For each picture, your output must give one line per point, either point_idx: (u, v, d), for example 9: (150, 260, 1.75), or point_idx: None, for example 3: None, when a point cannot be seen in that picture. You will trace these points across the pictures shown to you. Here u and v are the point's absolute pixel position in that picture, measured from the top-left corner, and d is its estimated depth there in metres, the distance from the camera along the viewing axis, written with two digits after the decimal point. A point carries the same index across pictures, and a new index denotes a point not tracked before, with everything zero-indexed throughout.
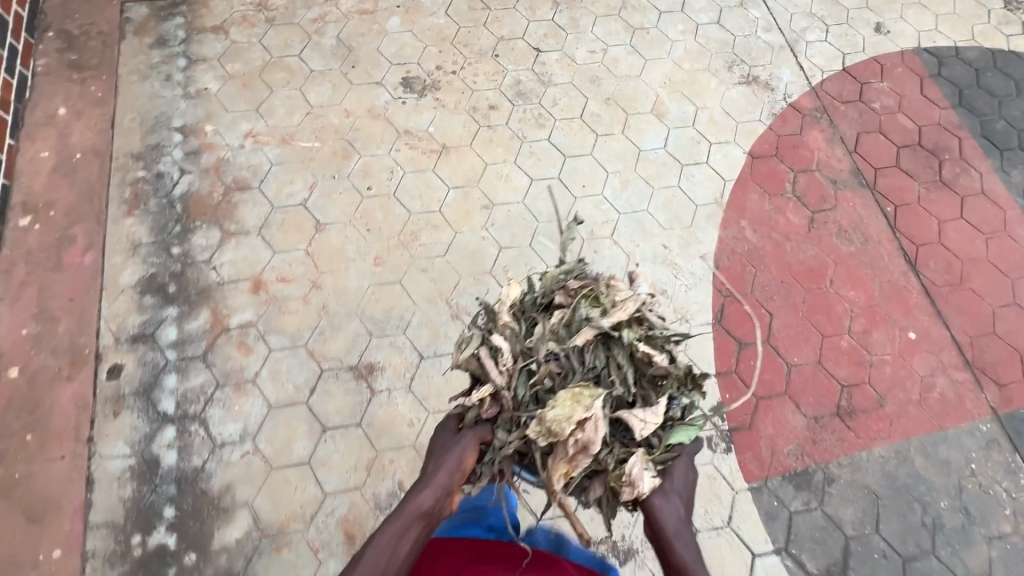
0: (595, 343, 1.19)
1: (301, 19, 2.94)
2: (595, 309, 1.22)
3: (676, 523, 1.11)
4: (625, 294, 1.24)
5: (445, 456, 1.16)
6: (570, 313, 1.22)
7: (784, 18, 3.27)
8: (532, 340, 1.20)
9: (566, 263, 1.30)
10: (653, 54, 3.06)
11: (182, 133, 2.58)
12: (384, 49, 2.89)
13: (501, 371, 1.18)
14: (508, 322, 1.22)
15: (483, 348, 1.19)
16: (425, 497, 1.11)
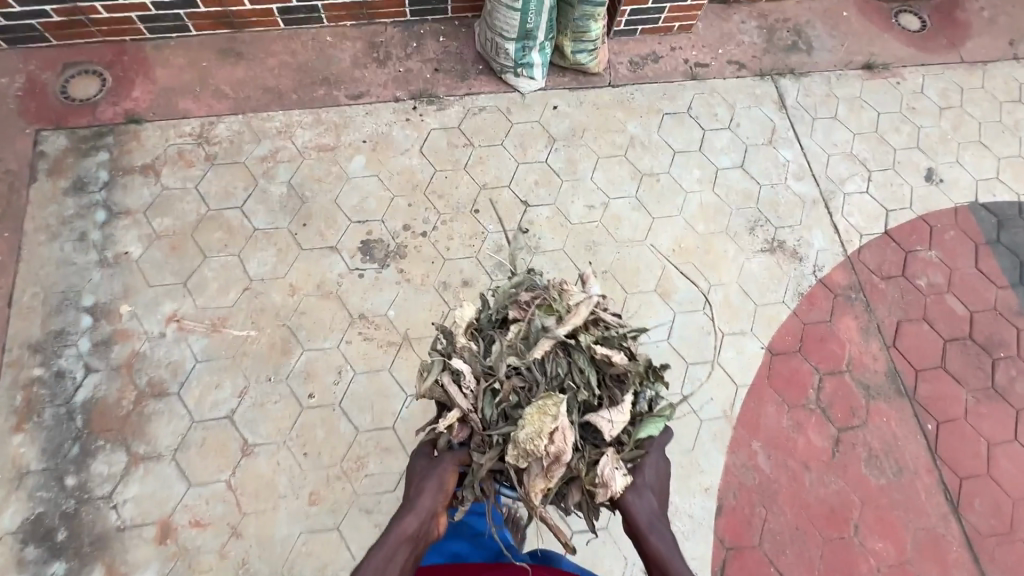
0: (552, 352, 1.49)
1: (249, 156, 2.49)
2: (550, 318, 1.52)
3: (651, 517, 1.42)
4: (577, 300, 1.54)
5: (426, 481, 1.43)
6: (528, 327, 1.52)
7: (818, 162, 2.80)
8: (492, 360, 1.49)
9: (516, 278, 1.60)
10: (663, 209, 2.60)
11: (92, 315, 2.17)
12: (343, 200, 2.45)
13: (468, 395, 1.47)
14: (467, 345, 1.52)
15: (448, 375, 1.47)
16: (411, 520, 1.36)
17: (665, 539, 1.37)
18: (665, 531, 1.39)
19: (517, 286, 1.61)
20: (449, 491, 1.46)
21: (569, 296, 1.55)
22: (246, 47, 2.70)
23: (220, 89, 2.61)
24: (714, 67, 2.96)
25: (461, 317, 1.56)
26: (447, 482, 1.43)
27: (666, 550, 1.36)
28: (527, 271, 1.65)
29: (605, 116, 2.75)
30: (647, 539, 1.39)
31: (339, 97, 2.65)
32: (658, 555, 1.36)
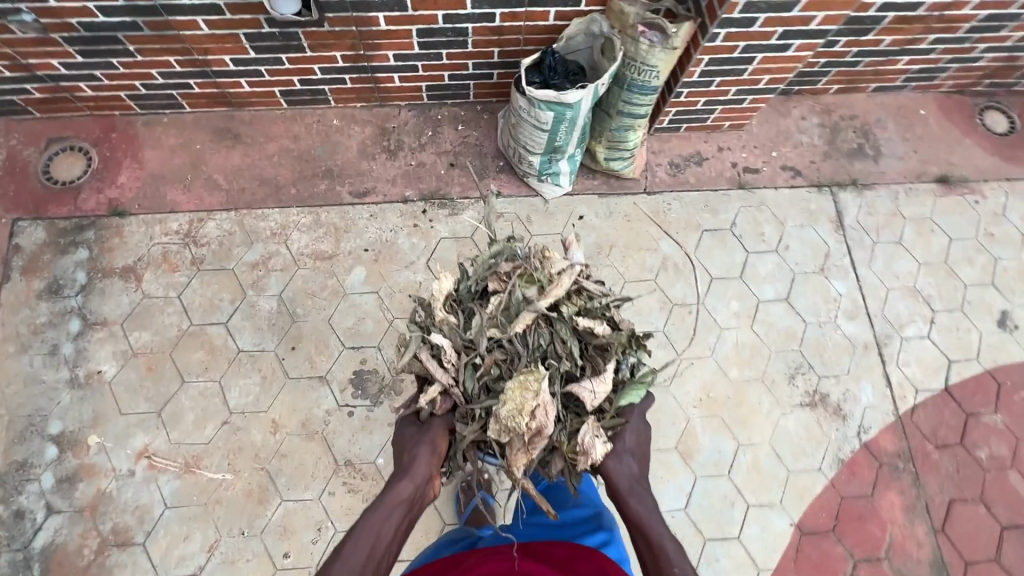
0: (535, 325, 1.64)
1: (239, 261, 2.26)
2: (530, 289, 1.66)
3: (631, 481, 1.54)
4: (558, 270, 1.69)
5: (418, 449, 1.54)
6: (510, 298, 1.65)
7: (875, 297, 2.47)
8: (472, 333, 1.62)
9: (494, 248, 1.73)
10: (692, 348, 2.32)
11: (57, 444, 2.00)
12: (338, 321, 2.22)
13: (450, 366, 1.60)
14: (447, 320, 1.63)
15: (429, 350, 1.59)
16: (408, 484, 1.48)
17: (643, 500, 1.50)
18: (642, 494, 1.53)
19: (495, 256, 1.74)
20: (441, 453, 1.60)
21: (550, 268, 1.70)
22: (244, 128, 2.44)
23: (213, 178, 2.37)
24: (765, 173, 2.61)
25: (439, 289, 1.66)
26: (438, 447, 1.57)
27: (644, 513, 1.47)
28: (506, 241, 1.78)
29: (636, 229, 2.45)
30: (627, 497, 1.50)
31: (342, 193, 2.39)
32: (639, 506, 1.49)
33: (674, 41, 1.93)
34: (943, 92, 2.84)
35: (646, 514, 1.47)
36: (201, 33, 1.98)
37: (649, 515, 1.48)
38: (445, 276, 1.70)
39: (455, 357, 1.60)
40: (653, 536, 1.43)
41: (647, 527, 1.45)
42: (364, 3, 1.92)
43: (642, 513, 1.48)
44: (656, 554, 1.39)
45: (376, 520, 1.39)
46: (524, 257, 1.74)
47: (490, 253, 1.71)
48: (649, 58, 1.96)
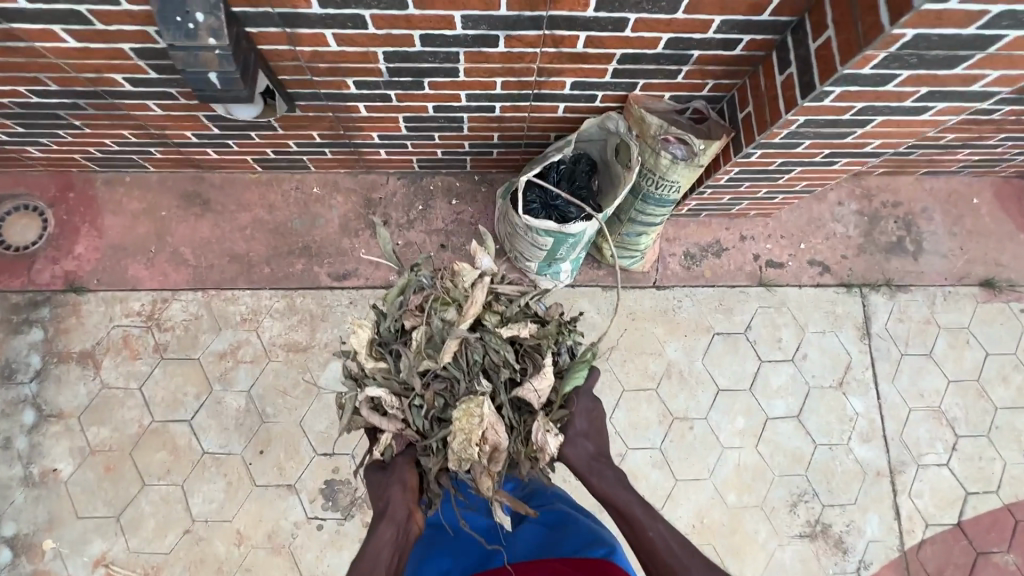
0: (462, 346, 1.53)
1: (205, 351, 2.09)
2: (448, 312, 1.56)
3: (590, 460, 1.52)
4: (470, 282, 1.58)
5: (392, 489, 1.44)
6: (430, 327, 1.56)
7: (894, 418, 2.27)
8: (405, 374, 1.54)
9: (400, 282, 1.59)
10: (689, 468, 2.16)
11: (12, 547, 1.91)
12: (310, 423, 2.06)
13: (395, 414, 1.53)
14: (379, 367, 1.54)
15: (372, 404, 1.52)
16: (385, 528, 1.34)
17: (607, 476, 1.47)
18: (607, 469, 1.49)
19: (403, 289, 1.61)
20: (415, 488, 1.49)
21: (462, 283, 1.58)
22: (215, 194, 2.20)
23: (179, 252, 2.15)
24: (790, 269, 2.36)
25: (357, 342, 1.54)
26: (409, 479, 1.48)
27: (607, 487, 1.45)
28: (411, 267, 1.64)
29: (640, 329, 2.24)
30: (592, 474, 1.48)
31: (320, 275, 2.18)
32: (606, 481, 1.46)
33: (700, 158, 1.65)
34: (1002, 177, 2.51)
35: (614, 486, 1.45)
36: (155, 113, 1.71)
37: (615, 486, 1.45)
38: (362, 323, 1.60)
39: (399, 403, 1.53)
40: (623, 504, 1.41)
41: (615, 498, 1.43)
42: (341, 95, 1.63)
43: (611, 483, 1.46)
44: (629, 523, 1.36)
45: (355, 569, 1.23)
46: (434, 278, 1.62)
47: (397, 288, 1.57)
48: (670, 174, 1.68)
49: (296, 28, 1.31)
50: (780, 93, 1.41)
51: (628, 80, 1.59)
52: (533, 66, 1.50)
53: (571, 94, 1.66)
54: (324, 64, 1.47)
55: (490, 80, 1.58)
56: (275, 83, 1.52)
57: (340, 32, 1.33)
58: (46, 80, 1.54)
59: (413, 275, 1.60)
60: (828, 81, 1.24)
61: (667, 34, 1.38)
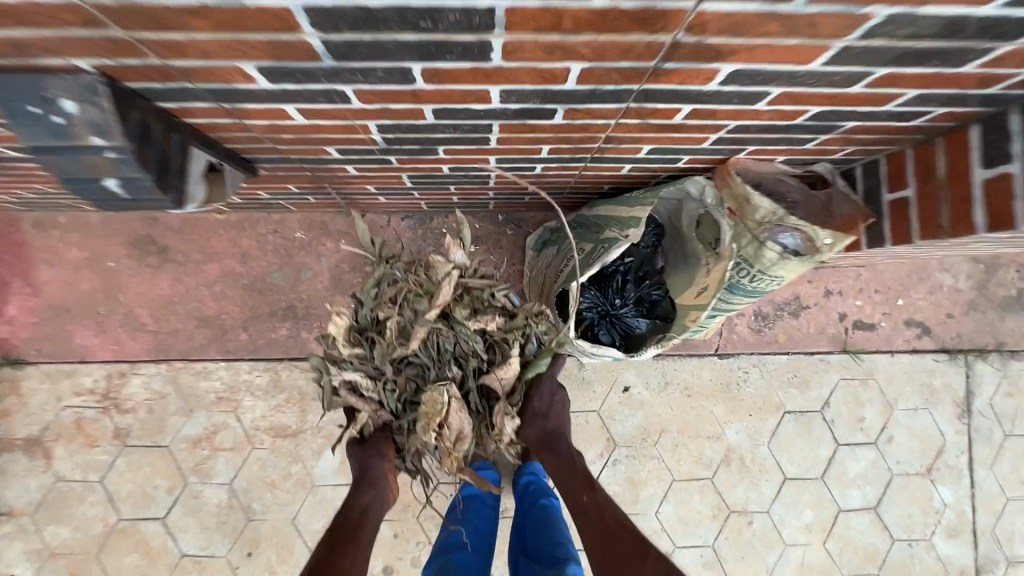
0: (433, 334, 1.25)
1: (176, 435, 1.74)
2: (418, 302, 1.23)
3: (546, 436, 1.39)
4: (442, 273, 1.22)
5: (374, 458, 1.33)
6: (399, 316, 1.24)
7: (987, 510, 1.94)
8: (378, 361, 1.27)
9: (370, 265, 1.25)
10: (745, 569, 1.86)
11: None
12: (305, 521, 1.76)
13: (368, 399, 1.30)
14: (350, 355, 1.27)
15: (344, 391, 1.27)
16: (366, 495, 1.27)
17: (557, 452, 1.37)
18: (558, 445, 1.38)
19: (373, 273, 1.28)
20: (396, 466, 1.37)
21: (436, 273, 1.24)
22: (173, 239, 1.76)
23: (135, 314, 1.75)
24: (882, 331, 1.93)
25: (337, 330, 1.23)
26: (384, 449, 1.34)
27: (558, 463, 1.35)
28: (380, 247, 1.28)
29: (696, 407, 1.86)
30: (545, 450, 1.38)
31: (309, 343, 1.78)
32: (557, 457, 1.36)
33: (823, 255, 1.18)
34: None
35: (562, 466, 1.35)
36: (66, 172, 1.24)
37: (564, 463, 1.35)
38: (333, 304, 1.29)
39: (367, 388, 1.28)
40: (570, 480, 1.32)
41: (564, 476, 1.33)
42: (320, 157, 1.15)
43: (560, 461, 1.36)
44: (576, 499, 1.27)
45: (347, 544, 1.14)
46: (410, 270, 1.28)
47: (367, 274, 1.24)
48: (775, 270, 1.22)
49: (236, 101, 0.84)
50: (977, 192, 0.99)
51: (733, 145, 1.10)
52: (600, 135, 1.01)
53: (645, 157, 1.16)
54: (288, 132, 0.98)
55: (535, 146, 1.08)
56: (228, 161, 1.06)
57: (308, 104, 0.85)
58: None
59: (387, 263, 1.26)
60: None
61: (818, 110, 0.90)
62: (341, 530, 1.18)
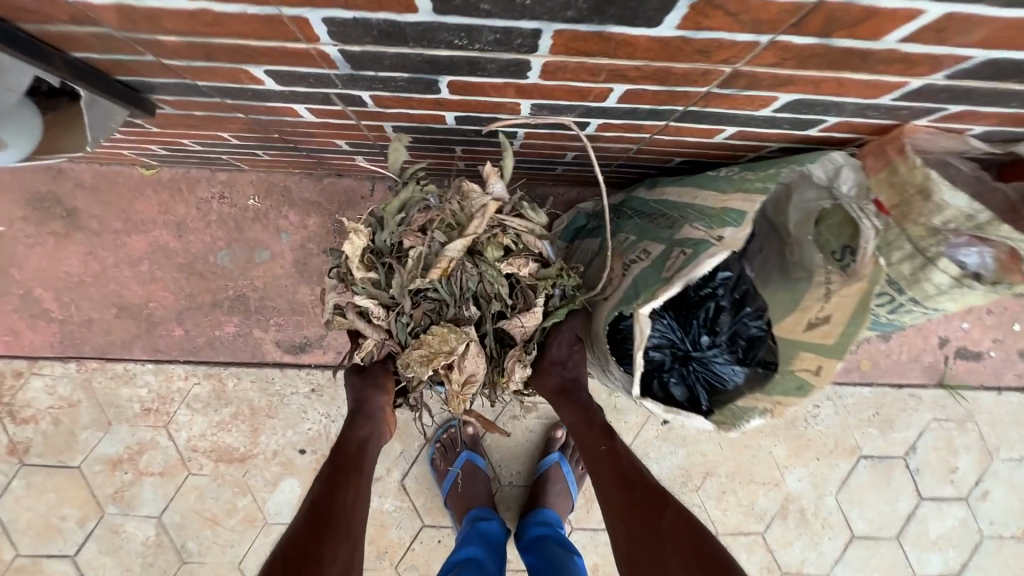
0: (461, 269, 0.89)
1: (89, 455, 1.36)
2: (449, 232, 0.85)
3: (568, 385, 0.95)
4: (483, 206, 0.84)
5: (375, 390, 0.97)
6: (426, 244, 0.86)
7: None
8: (394, 290, 0.89)
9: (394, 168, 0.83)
10: None
11: None
12: (254, 566, 1.39)
13: (374, 331, 0.92)
14: (358, 276, 0.88)
15: (348, 315, 0.90)
16: (362, 427, 0.95)
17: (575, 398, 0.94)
18: (577, 385, 0.95)
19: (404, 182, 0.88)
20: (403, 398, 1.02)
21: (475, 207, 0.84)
22: (85, 200, 1.33)
23: (35, 296, 1.33)
24: (991, 362, 1.53)
25: (350, 251, 0.86)
26: (386, 380, 0.98)
27: (581, 426, 0.93)
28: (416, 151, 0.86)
29: (753, 447, 1.48)
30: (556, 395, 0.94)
31: (263, 345, 1.37)
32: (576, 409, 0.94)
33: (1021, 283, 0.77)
34: None
35: (582, 416, 0.93)
36: None
37: (584, 412, 0.93)
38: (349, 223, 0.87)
39: (373, 319, 0.91)
40: (591, 434, 0.92)
41: (584, 427, 0.93)
42: (248, 88, 0.71)
43: (579, 410, 0.94)
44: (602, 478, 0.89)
45: (346, 486, 0.86)
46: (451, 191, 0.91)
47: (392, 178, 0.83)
48: (937, 301, 0.81)
49: None
50: None
51: (933, 104, 0.66)
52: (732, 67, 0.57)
53: (773, 115, 0.72)
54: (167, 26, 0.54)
55: (606, 87, 0.64)
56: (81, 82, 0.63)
57: None
58: None
59: (418, 184, 0.88)
60: None
61: None
62: (335, 470, 0.89)
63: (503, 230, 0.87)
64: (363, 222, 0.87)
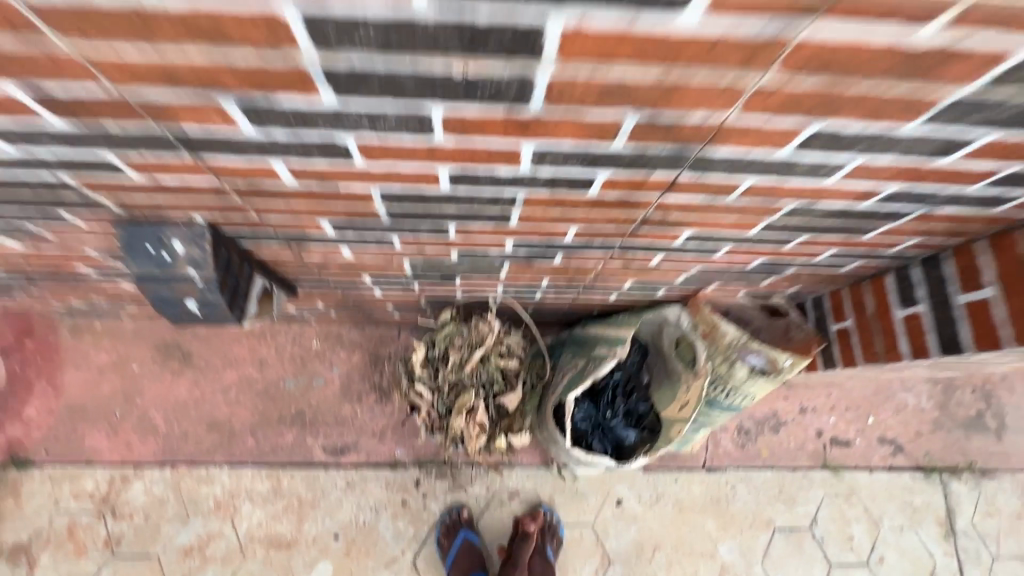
0: (479, 368, 1.43)
1: (169, 545, 1.75)
2: (472, 347, 1.42)
3: None
4: (491, 332, 1.41)
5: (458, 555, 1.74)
6: (459, 354, 1.42)
7: None
8: (439, 379, 1.45)
9: (445, 315, 1.45)
10: None
11: None
12: None
13: (424, 404, 1.46)
14: (419, 371, 1.45)
15: (410, 394, 1.45)
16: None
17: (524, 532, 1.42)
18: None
19: (448, 321, 1.46)
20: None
21: (486, 334, 1.41)
22: (197, 345, 1.89)
23: (148, 418, 1.82)
24: (857, 448, 2.04)
25: (415, 359, 1.44)
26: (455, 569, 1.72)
27: None
28: (456, 304, 1.46)
29: (688, 523, 1.90)
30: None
31: (313, 449, 1.84)
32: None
33: (785, 373, 1.36)
34: None
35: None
36: (127, 287, 1.41)
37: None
38: (417, 340, 1.47)
39: (424, 396, 1.47)
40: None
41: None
42: (353, 282, 1.33)
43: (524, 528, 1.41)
44: None
45: None
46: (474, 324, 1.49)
47: (442, 319, 1.44)
48: (746, 386, 1.39)
49: (305, 242, 1.03)
50: (904, 329, 1.15)
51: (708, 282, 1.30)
52: (593, 269, 1.20)
53: (631, 288, 1.37)
54: (335, 265, 1.17)
55: (536, 277, 1.27)
56: (276, 281, 1.23)
57: (359, 247, 1.05)
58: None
59: (455, 322, 1.45)
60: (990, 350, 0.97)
61: (764, 258, 1.10)
62: None
63: (501, 344, 1.44)
64: (422, 342, 1.46)
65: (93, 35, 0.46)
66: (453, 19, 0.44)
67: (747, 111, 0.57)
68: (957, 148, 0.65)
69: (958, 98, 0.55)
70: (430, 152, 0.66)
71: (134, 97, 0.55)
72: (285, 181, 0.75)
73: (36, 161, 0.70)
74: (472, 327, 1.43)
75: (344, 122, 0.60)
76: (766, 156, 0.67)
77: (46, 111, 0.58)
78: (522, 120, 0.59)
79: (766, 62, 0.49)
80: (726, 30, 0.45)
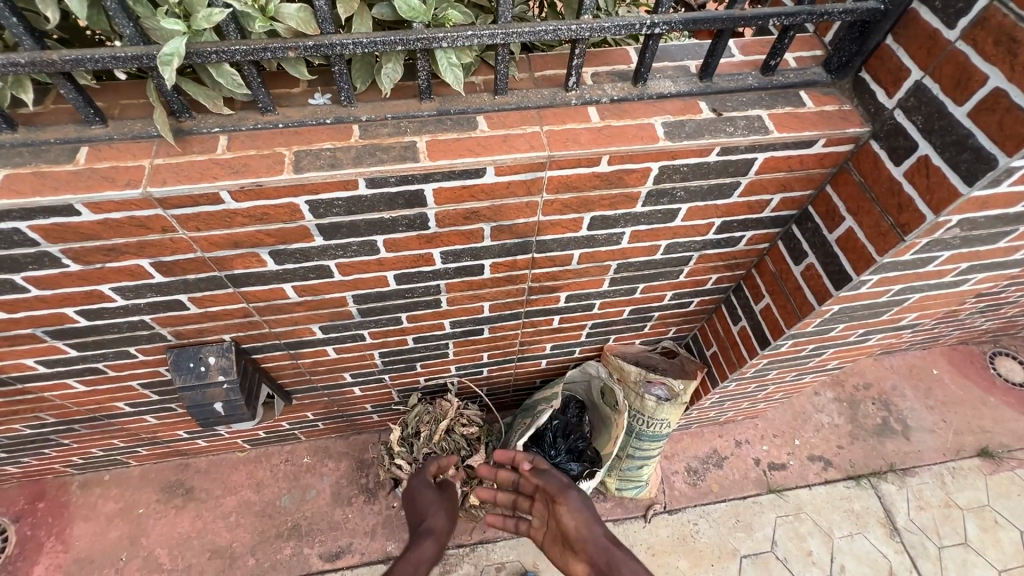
0: (445, 436, 1.75)
1: None
2: (437, 420, 1.76)
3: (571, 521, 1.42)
4: (450, 405, 1.77)
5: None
6: (427, 428, 1.75)
7: None
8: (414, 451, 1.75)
9: (413, 400, 1.81)
10: None
11: None
12: None
13: (404, 473, 1.75)
14: (396, 448, 1.75)
15: (391, 467, 1.75)
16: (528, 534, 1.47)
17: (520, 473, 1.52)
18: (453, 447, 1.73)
19: (416, 405, 1.81)
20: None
21: (447, 408, 1.77)
22: (200, 479, 2.12)
23: (153, 556, 1.97)
24: (793, 469, 2.33)
25: (392, 439, 1.75)
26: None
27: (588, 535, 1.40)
28: (421, 389, 1.84)
29: (664, 566, 2.06)
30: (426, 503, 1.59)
31: (310, 559, 1.99)
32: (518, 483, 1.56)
33: (683, 396, 1.72)
34: (949, 346, 2.73)
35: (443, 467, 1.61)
36: (150, 422, 1.72)
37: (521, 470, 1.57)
38: (393, 424, 1.80)
39: (404, 467, 1.76)
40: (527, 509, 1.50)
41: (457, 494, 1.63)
42: (337, 383, 1.69)
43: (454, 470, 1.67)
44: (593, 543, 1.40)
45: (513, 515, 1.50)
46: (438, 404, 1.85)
47: (412, 402, 1.80)
48: (659, 414, 1.73)
49: (300, 348, 1.42)
50: (740, 340, 1.55)
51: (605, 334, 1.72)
52: (515, 338, 1.62)
53: (552, 351, 1.77)
54: (322, 367, 1.55)
55: (476, 353, 1.67)
56: (277, 388, 1.58)
57: (340, 345, 1.44)
58: (44, 415, 1.54)
59: (422, 404, 1.81)
60: (780, 336, 1.38)
61: (629, 306, 1.55)
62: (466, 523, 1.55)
63: (461, 415, 1.79)
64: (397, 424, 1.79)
65: (202, 228, 0.93)
66: (379, 192, 0.93)
67: (546, 213, 1.07)
68: (676, 214, 1.16)
69: (648, 189, 1.06)
70: (380, 262, 1.11)
71: (210, 256, 1.00)
72: (290, 297, 1.17)
73: (133, 309, 1.11)
74: (435, 404, 1.78)
75: (328, 252, 1.05)
76: (576, 235, 1.16)
77: (154, 273, 1.01)
78: (429, 235, 1.06)
79: (537, 189, 1.00)
80: (509, 179, 0.96)
